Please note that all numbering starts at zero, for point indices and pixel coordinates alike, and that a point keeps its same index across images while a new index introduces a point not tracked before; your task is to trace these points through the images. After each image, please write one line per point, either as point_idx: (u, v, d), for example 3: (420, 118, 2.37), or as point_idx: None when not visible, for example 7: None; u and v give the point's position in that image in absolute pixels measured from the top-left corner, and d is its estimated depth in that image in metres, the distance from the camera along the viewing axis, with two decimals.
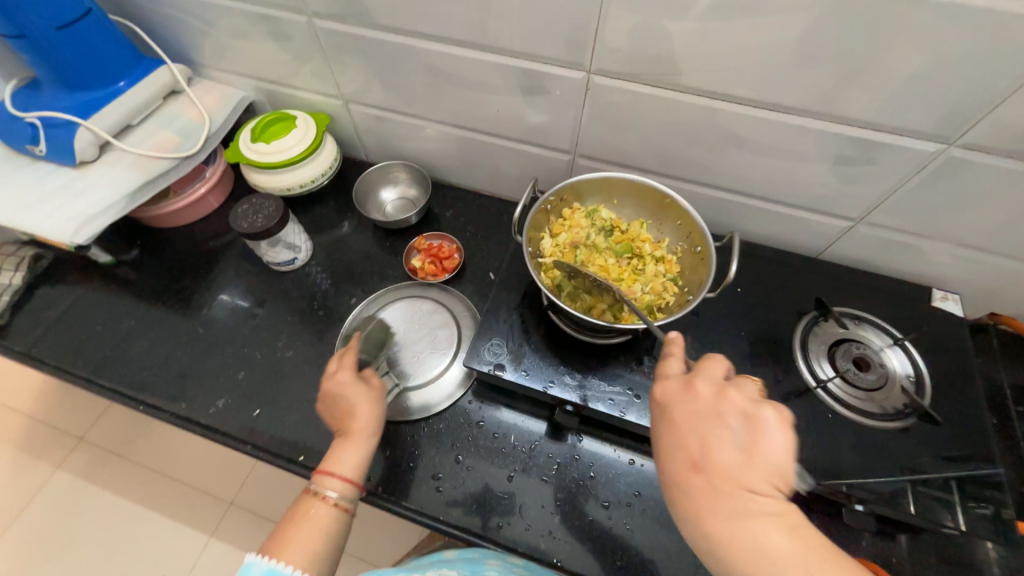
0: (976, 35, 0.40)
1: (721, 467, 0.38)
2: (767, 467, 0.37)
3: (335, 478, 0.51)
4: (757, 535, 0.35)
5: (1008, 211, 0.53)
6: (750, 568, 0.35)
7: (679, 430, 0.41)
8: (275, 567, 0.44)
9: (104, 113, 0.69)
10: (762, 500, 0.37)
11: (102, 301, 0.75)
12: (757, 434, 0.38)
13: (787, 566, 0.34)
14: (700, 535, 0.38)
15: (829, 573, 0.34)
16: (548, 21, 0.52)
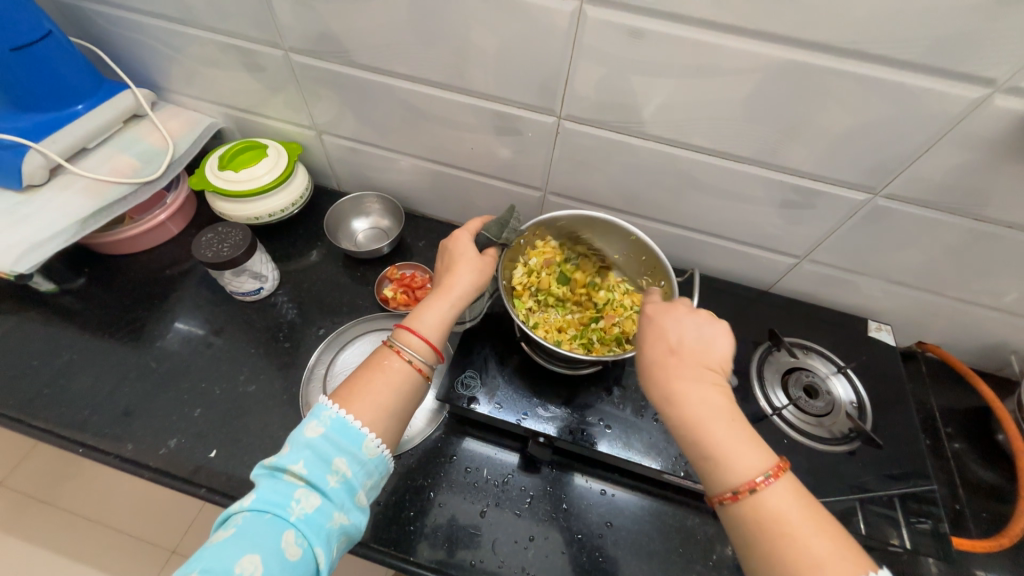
0: (889, 104, 0.46)
1: (687, 350, 0.44)
2: (715, 355, 0.43)
3: (415, 338, 0.47)
4: (705, 392, 0.41)
5: (926, 252, 0.60)
6: (691, 413, 0.40)
7: (662, 327, 0.46)
8: (344, 420, 0.42)
9: (58, 136, 0.66)
10: (712, 375, 0.42)
11: (40, 333, 0.70)
12: (713, 325, 0.45)
13: (717, 419, 0.39)
14: (662, 388, 0.42)
15: (744, 435, 0.39)
16: (520, 69, 0.55)
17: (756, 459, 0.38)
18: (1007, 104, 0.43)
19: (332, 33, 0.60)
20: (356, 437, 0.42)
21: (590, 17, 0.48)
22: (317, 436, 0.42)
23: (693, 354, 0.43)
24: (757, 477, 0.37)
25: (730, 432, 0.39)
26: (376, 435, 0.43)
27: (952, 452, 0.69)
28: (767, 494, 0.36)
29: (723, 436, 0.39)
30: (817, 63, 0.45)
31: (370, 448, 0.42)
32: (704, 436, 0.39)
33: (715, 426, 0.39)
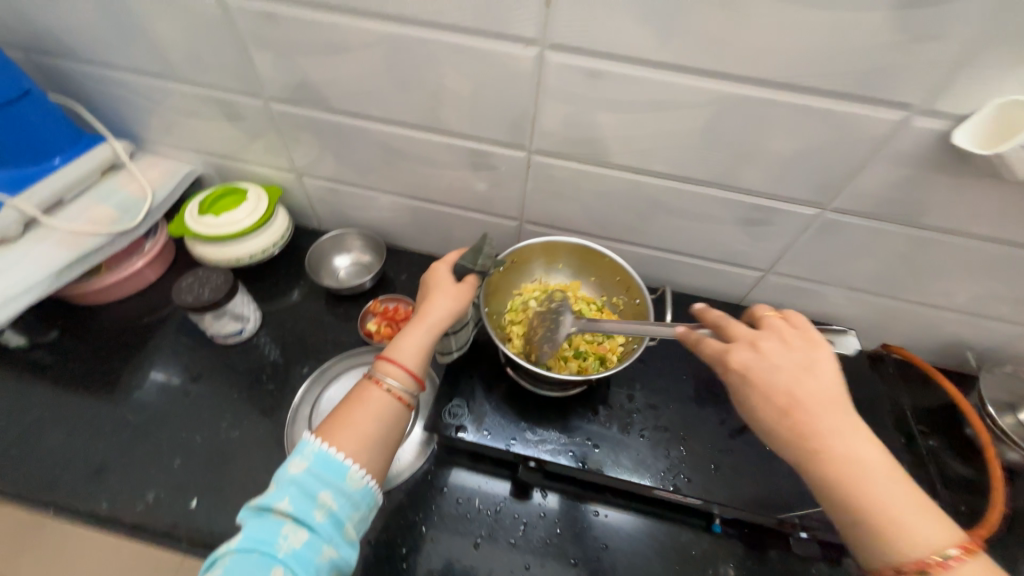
0: (825, 129, 0.51)
1: (811, 401, 0.40)
2: (835, 395, 0.40)
3: (394, 367, 0.47)
4: (860, 461, 0.38)
5: (876, 260, 0.65)
6: (848, 486, 0.37)
7: (765, 376, 0.41)
8: (327, 453, 0.42)
9: (34, 190, 0.66)
10: (853, 425, 0.39)
11: (9, 390, 0.68)
12: (819, 360, 0.42)
13: (877, 486, 0.37)
14: (803, 455, 0.39)
15: (908, 498, 0.37)
16: (490, 109, 0.59)
17: (935, 531, 0.36)
18: (926, 125, 0.48)
19: (310, 82, 0.63)
20: (340, 469, 0.42)
21: (551, 61, 0.52)
22: (301, 471, 0.41)
23: (801, 413, 0.40)
24: (941, 555, 0.35)
25: (894, 496, 0.37)
26: (359, 466, 0.43)
27: (927, 450, 0.71)
28: (952, 575, 0.34)
29: (912, 519, 0.36)
30: (757, 94, 0.50)
31: (355, 480, 0.42)
32: (870, 506, 0.37)
33: (874, 493, 0.37)
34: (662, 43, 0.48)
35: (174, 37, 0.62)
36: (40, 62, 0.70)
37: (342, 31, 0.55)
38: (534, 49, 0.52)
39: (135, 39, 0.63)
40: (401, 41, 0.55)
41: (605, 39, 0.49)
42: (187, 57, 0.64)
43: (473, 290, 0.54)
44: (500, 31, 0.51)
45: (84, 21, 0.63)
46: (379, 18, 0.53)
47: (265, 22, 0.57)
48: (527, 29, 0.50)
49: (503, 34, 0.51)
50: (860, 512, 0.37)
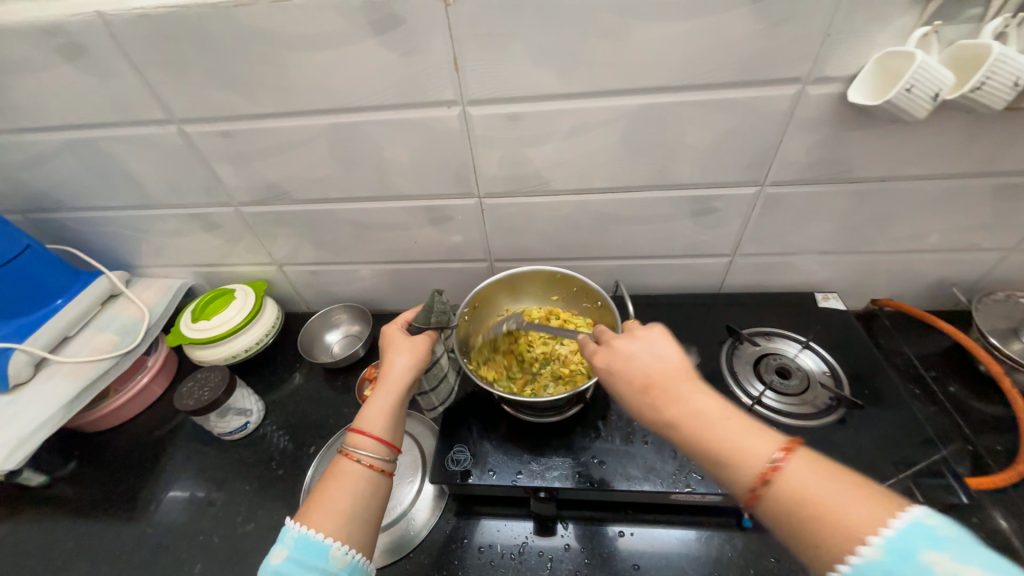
0: (734, 115, 0.55)
1: (656, 373, 0.44)
2: (677, 367, 0.44)
3: (363, 437, 0.49)
4: (692, 403, 0.41)
5: (830, 222, 0.67)
6: (694, 428, 0.40)
7: (622, 364, 0.46)
8: (306, 535, 0.42)
9: (41, 331, 0.71)
10: (687, 384, 0.43)
11: (31, 529, 0.69)
12: (657, 341, 0.46)
13: (717, 423, 0.40)
14: (655, 417, 0.43)
15: (743, 426, 0.40)
16: (434, 169, 0.65)
17: (763, 447, 0.38)
18: (821, 91, 0.52)
19: (270, 181, 0.69)
20: (321, 550, 0.42)
21: (474, 115, 0.58)
22: (282, 560, 0.41)
23: (656, 377, 0.44)
24: (769, 464, 0.37)
25: (728, 430, 0.39)
26: (341, 542, 0.43)
27: (947, 395, 0.70)
28: (785, 477, 0.36)
29: (732, 432, 0.39)
30: (661, 100, 0.55)
31: (338, 558, 0.42)
32: (714, 438, 0.39)
33: (717, 431, 0.39)
34: (564, 78, 0.54)
35: (148, 169, 0.69)
36: (39, 218, 0.78)
37: (291, 133, 0.62)
38: (456, 108, 0.58)
39: (115, 179, 0.71)
40: (341, 128, 0.61)
41: (515, 85, 0.55)
42: (162, 185, 0.71)
43: (429, 340, 0.58)
44: (423, 100, 0.57)
45: (70, 175, 0.71)
46: (317, 115, 0.60)
47: (223, 140, 0.64)
48: (446, 93, 0.56)
49: (427, 102, 0.57)
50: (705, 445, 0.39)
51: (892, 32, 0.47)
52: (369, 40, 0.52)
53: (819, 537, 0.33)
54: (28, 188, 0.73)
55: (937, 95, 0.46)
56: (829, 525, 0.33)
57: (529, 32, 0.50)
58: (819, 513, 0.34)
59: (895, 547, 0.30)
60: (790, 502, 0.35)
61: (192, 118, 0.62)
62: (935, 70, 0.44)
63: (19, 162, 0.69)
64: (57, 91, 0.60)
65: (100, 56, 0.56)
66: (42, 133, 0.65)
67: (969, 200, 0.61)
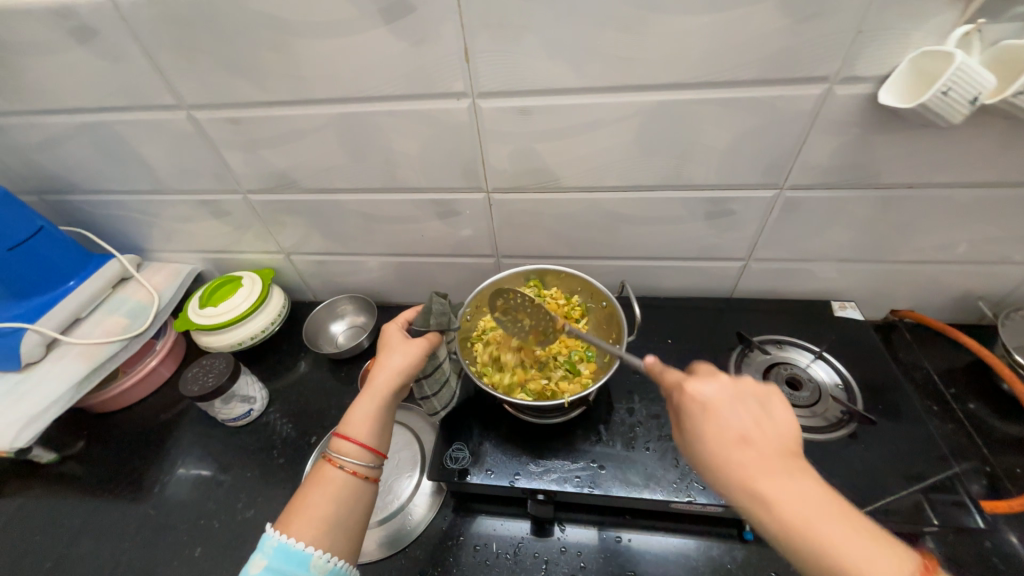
0: (755, 114, 0.53)
1: (756, 434, 0.39)
2: (785, 435, 0.39)
3: (348, 443, 0.48)
4: (799, 488, 0.36)
5: (851, 229, 0.64)
6: (802, 521, 0.35)
7: (717, 412, 0.40)
8: (286, 544, 0.42)
9: (52, 313, 0.72)
10: (793, 461, 0.38)
11: (42, 504, 0.71)
12: (764, 406, 0.41)
13: (830, 518, 0.35)
14: (748, 491, 0.37)
15: (855, 526, 0.34)
16: (442, 162, 0.64)
17: (882, 556, 0.33)
18: (849, 91, 0.49)
19: (278, 169, 0.68)
20: (301, 559, 0.42)
21: (483, 107, 0.56)
22: (262, 568, 0.41)
23: (759, 439, 0.39)
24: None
25: (837, 528, 0.34)
26: (322, 550, 0.43)
27: (966, 413, 0.68)
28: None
29: (834, 529, 0.34)
30: (678, 97, 0.52)
31: (319, 566, 0.42)
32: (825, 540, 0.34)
33: (826, 525, 0.34)
34: (578, 71, 0.52)
35: (158, 154, 0.69)
36: (53, 200, 0.79)
37: (298, 121, 0.61)
38: (467, 100, 0.56)
39: (125, 163, 0.71)
40: (350, 118, 0.60)
41: (527, 78, 0.53)
42: (172, 170, 0.71)
43: (424, 346, 0.56)
44: (434, 91, 0.56)
45: (83, 158, 0.71)
46: (326, 103, 0.59)
47: (231, 126, 0.63)
48: (456, 85, 0.55)
49: (437, 93, 0.56)
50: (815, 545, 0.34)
51: (930, 29, 0.44)
52: (378, 29, 0.51)
53: None
54: (42, 170, 0.74)
55: (975, 99, 0.43)
56: None
57: (544, 22, 0.48)
58: None
59: None
60: None
61: (201, 104, 0.62)
62: (974, 72, 0.42)
63: (34, 144, 0.70)
64: (70, 74, 0.60)
65: (111, 40, 0.56)
66: (55, 116, 0.65)
67: (1003, 210, 0.58)
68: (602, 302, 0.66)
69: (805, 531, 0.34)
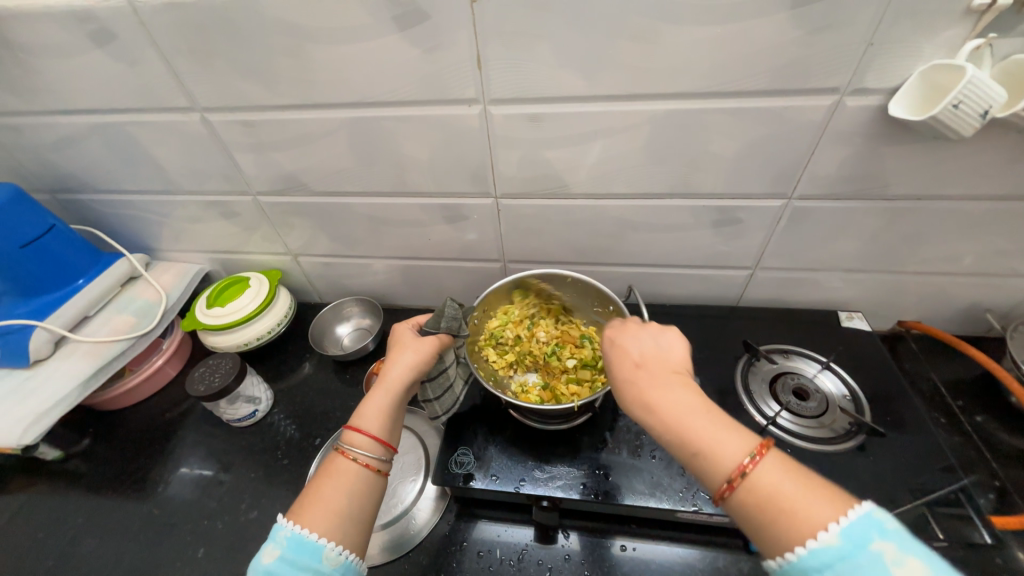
0: (765, 123, 0.53)
1: (651, 361, 0.46)
2: (675, 362, 0.46)
3: (360, 435, 0.48)
4: (674, 394, 0.42)
5: (859, 239, 0.64)
6: (672, 419, 0.41)
7: (624, 349, 0.48)
8: (300, 535, 0.41)
9: (62, 310, 0.73)
10: (675, 376, 0.44)
11: (46, 501, 0.71)
12: (653, 343, 0.48)
13: (695, 416, 0.40)
14: (637, 402, 0.43)
15: (720, 423, 0.40)
16: (451, 168, 0.64)
17: (740, 443, 0.38)
18: (859, 103, 0.50)
19: (288, 172, 0.69)
20: (314, 550, 0.41)
21: (494, 114, 0.57)
22: (274, 559, 0.41)
23: (650, 365, 0.45)
24: (745, 459, 0.37)
25: (705, 422, 0.40)
26: (335, 543, 0.42)
27: (974, 426, 0.67)
28: (759, 476, 0.36)
29: (697, 422, 0.40)
30: (688, 106, 0.53)
31: (331, 558, 0.41)
32: (686, 430, 0.40)
33: (689, 421, 0.40)
34: (589, 79, 0.52)
35: (170, 155, 0.70)
36: (65, 198, 0.80)
37: (310, 125, 0.62)
38: (477, 106, 0.57)
39: (138, 163, 0.72)
40: (361, 122, 0.61)
41: (538, 86, 0.53)
42: (184, 171, 0.72)
43: (435, 344, 0.57)
44: (445, 97, 0.56)
45: (96, 157, 0.72)
46: (337, 107, 0.59)
47: (243, 129, 0.64)
48: (468, 91, 0.55)
49: (449, 99, 0.56)
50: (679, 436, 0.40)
51: (940, 44, 0.45)
52: (392, 36, 0.52)
53: (774, 526, 0.35)
54: (55, 169, 0.75)
55: (986, 112, 0.43)
56: (789, 518, 0.34)
57: (556, 32, 0.49)
58: (778, 507, 0.35)
59: (852, 535, 0.32)
60: (757, 494, 0.36)
61: (214, 107, 0.62)
62: (985, 86, 0.42)
63: (48, 143, 0.71)
64: (85, 75, 0.61)
65: (127, 43, 0.57)
66: (69, 116, 0.66)
67: (1012, 223, 0.58)
68: (610, 307, 0.65)
69: (670, 427, 0.40)
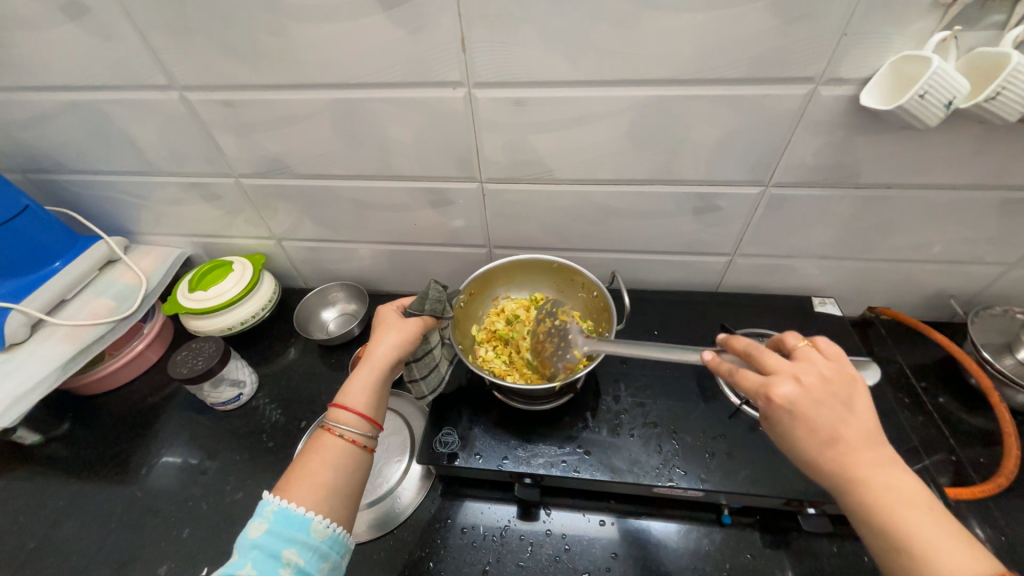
0: (743, 112, 0.54)
1: (847, 432, 0.38)
2: (870, 427, 0.38)
3: (346, 413, 0.49)
4: (884, 480, 0.37)
5: (832, 227, 0.66)
6: (880, 508, 0.36)
7: (807, 415, 0.39)
8: (287, 509, 0.42)
9: (38, 293, 0.71)
10: (882, 454, 0.38)
11: (25, 486, 0.70)
12: (856, 404, 0.39)
13: (915, 513, 0.35)
14: (836, 480, 0.38)
15: (947, 533, 0.34)
16: (437, 152, 0.64)
17: (964, 558, 0.33)
18: (832, 92, 0.51)
19: (272, 154, 0.68)
20: (302, 523, 0.42)
21: (479, 97, 0.57)
22: (261, 532, 0.41)
23: (848, 439, 0.38)
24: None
25: (930, 527, 0.35)
26: (322, 515, 0.43)
27: (935, 406, 0.71)
28: None
29: (918, 523, 0.35)
30: (668, 93, 0.54)
31: (319, 531, 0.43)
32: (903, 528, 0.35)
33: (910, 521, 0.35)
34: (573, 64, 0.53)
35: (148, 135, 0.69)
36: (38, 179, 0.78)
37: (292, 106, 0.61)
38: (462, 90, 0.57)
39: (115, 143, 0.70)
40: (345, 103, 0.60)
41: (522, 70, 0.54)
42: (163, 152, 0.71)
43: (418, 324, 0.58)
44: (430, 79, 0.56)
45: (70, 136, 0.70)
46: (321, 88, 0.59)
47: (223, 108, 0.63)
48: (452, 74, 0.55)
49: (434, 81, 0.56)
50: (889, 538, 0.36)
51: (910, 35, 0.46)
52: (376, 15, 0.51)
53: None
54: (27, 148, 0.72)
55: (950, 103, 0.45)
56: None
57: (541, 15, 0.49)
58: None
59: None
60: None
61: (194, 85, 0.61)
62: (949, 78, 0.43)
63: (19, 121, 0.68)
64: (58, 50, 0.59)
65: (103, 17, 0.55)
66: (42, 93, 0.64)
67: (975, 212, 0.60)
68: (593, 292, 0.67)
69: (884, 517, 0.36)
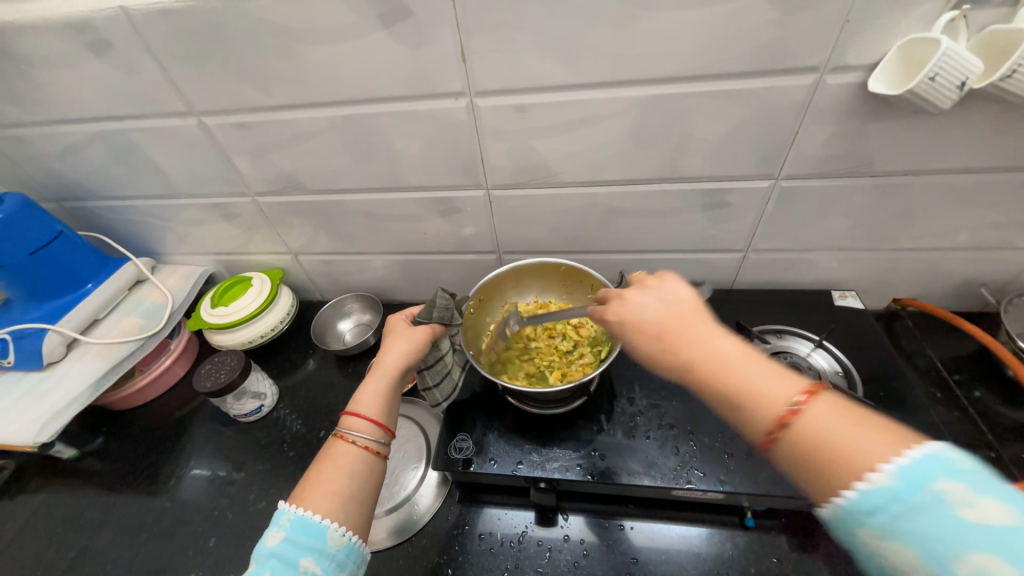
0: (746, 105, 0.54)
1: (670, 316, 0.43)
2: (692, 308, 0.43)
3: (359, 420, 0.50)
4: (710, 344, 0.40)
5: (847, 218, 0.64)
6: (710, 368, 0.39)
7: (638, 310, 0.44)
8: (303, 517, 0.43)
9: (72, 314, 0.75)
10: (704, 325, 0.42)
11: (64, 499, 0.73)
12: (676, 293, 0.45)
13: (736, 364, 0.38)
14: (675, 360, 0.41)
15: (763, 371, 0.38)
16: (442, 162, 0.65)
17: (784, 391, 0.36)
18: (839, 80, 0.50)
19: (285, 171, 0.71)
20: (319, 531, 0.43)
21: (481, 106, 0.58)
22: (279, 541, 0.42)
23: (672, 317, 0.42)
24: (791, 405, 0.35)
25: (749, 371, 0.38)
26: (338, 523, 0.44)
27: (970, 400, 0.67)
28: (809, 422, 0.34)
29: (745, 374, 0.37)
30: (669, 91, 0.54)
31: (335, 539, 0.43)
32: (730, 380, 0.38)
33: (737, 372, 0.38)
34: (572, 68, 0.53)
35: (169, 160, 0.72)
36: (72, 206, 0.82)
37: (303, 124, 0.64)
38: (464, 100, 0.58)
39: (139, 169, 0.74)
40: (352, 119, 0.62)
41: (523, 77, 0.54)
42: (183, 175, 0.74)
43: (427, 332, 0.59)
44: (433, 91, 0.57)
45: (98, 164, 0.74)
46: (329, 106, 0.61)
47: (238, 130, 0.66)
48: (454, 84, 0.56)
49: (436, 93, 0.57)
50: (727, 394, 0.37)
51: (917, 18, 0.45)
52: (378, 32, 0.53)
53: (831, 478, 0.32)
54: (60, 177, 0.77)
55: (963, 84, 0.44)
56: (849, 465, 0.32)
57: (537, 21, 0.50)
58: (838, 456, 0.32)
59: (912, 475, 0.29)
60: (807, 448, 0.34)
61: (210, 110, 0.64)
62: (960, 58, 0.42)
63: (52, 153, 0.73)
64: (85, 84, 0.63)
65: (124, 50, 0.59)
66: (72, 125, 0.68)
67: (1000, 196, 0.58)
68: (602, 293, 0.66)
69: (711, 376, 0.38)
